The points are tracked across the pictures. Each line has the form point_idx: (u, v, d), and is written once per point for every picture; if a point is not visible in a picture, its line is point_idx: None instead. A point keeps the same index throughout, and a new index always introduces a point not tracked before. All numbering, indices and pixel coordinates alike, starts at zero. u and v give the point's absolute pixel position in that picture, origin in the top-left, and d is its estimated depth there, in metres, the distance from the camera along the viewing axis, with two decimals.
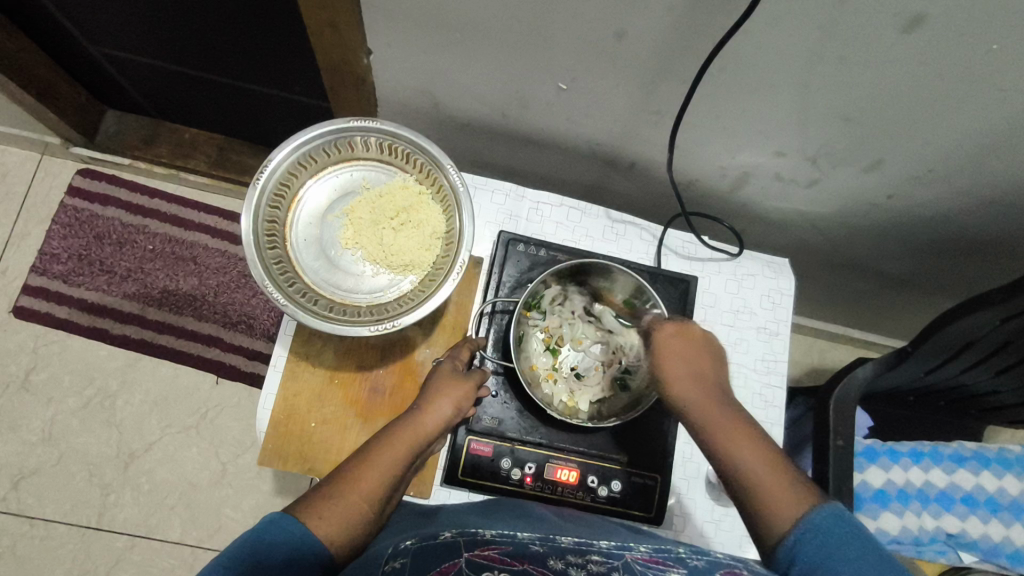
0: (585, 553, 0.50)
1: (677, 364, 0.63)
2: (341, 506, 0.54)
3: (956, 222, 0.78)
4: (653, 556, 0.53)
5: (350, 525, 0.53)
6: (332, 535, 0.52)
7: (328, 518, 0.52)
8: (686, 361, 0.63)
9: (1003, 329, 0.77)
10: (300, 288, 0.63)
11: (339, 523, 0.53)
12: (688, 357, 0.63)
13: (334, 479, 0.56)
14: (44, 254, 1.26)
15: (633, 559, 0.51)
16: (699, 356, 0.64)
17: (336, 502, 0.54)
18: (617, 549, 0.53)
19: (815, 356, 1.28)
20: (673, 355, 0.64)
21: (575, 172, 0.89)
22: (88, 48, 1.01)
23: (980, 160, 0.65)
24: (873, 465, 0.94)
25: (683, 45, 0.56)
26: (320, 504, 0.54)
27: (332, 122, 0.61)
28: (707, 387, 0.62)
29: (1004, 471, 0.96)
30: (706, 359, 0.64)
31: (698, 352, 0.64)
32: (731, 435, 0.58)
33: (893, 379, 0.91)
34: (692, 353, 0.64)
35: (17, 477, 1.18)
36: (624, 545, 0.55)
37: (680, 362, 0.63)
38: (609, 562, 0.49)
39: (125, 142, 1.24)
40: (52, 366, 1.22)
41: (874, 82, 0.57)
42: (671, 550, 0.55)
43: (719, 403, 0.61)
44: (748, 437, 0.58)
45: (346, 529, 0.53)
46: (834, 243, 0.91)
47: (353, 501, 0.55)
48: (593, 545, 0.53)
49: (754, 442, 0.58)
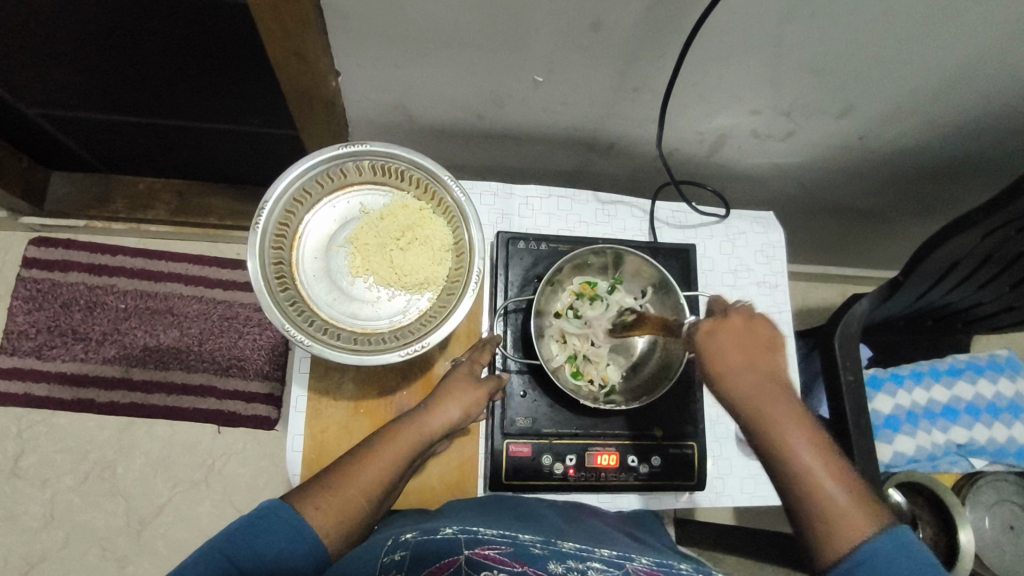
0: (586, 559, 0.52)
1: (734, 356, 0.56)
2: (340, 498, 0.54)
3: (921, 151, 0.81)
4: (655, 568, 0.53)
5: (347, 518, 0.53)
6: (329, 527, 0.52)
7: (327, 510, 0.53)
8: (742, 351, 0.56)
9: (984, 246, 0.81)
10: (319, 325, 0.60)
11: (337, 515, 0.53)
12: (744, 348, 0.56)
13: (335, 471, 0.56)
14: (10, 332, 1.20)
15: (635, 569, 0.52)
16: (765, 348, 0.56)
17: (336, 493, 0.54)
18: (618, 558, 0.54)
19: (801, 298, 1.32)
20: (728, 347, 0.56)
21: (554, 161, 0.89)
22: (24, 112, 0.95)
23: (943, 91, 0.68)
24: (880, 393, 1.00)
25: (662, 22, 0.57)
26: (319, 494, 0.54)
27: (322, 152, 0.57)
28: (767, 382, 0.55)
29: (998, 375, 1.03)
30: (765, 351, 0.56)
31: (757, 337, 0.57)
32: (789, 434, 0.53)
33: (890, 309, 0.94)
34: (751, 338, 0.57)
35: (26, 566, 1.13)
36: (626, 555, 0.55)
37: (738, 351, 0.56)
38: (610, 570, 0.51)
39: (77, 204, 1.19)
40: (41, 447, 1.17)
41: (838, 33, 0.59)
42: (673, 567, 0.56)
43: (777, 398, 0.54)
44: (812, 437, 0.53)
45: (346, 522, 0.53)
46: (810, 190, 0.94)
47: (353, 493, 0.55)
48: (595, 552, 0.54)
49: (814, 438, 0.53)
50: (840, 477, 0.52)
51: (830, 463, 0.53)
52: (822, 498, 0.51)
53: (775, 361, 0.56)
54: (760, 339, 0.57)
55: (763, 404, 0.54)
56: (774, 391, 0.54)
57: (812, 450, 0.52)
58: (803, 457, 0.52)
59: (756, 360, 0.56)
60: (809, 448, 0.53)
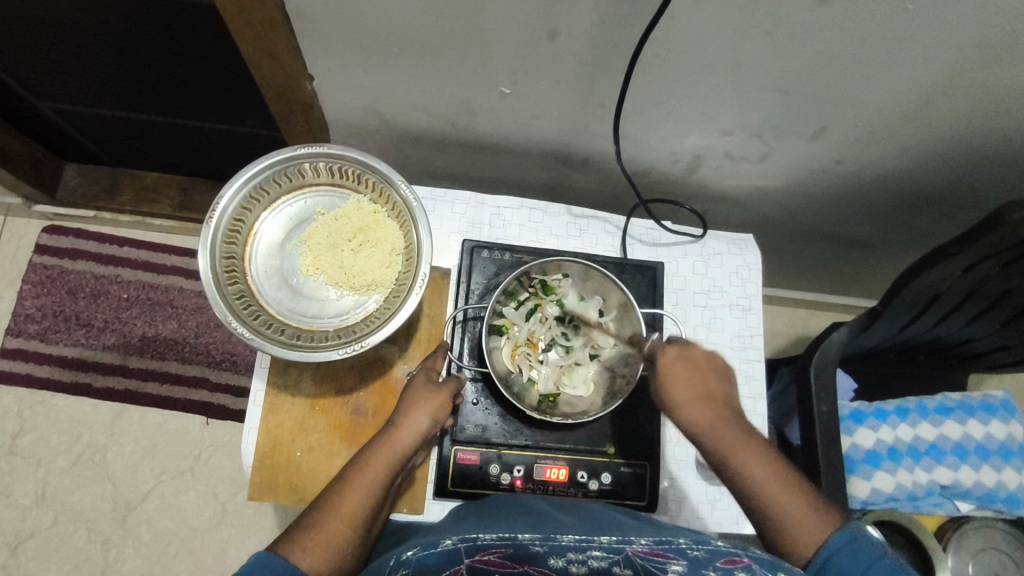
0: (586, 549, 0.50)
1: (691, 383, 0.65)
2: (322, 537, 0.55)
3: (904, 178, 0.79)
4: (655, 548, 0.52)
5: (333, 557, 0.54)
6: (320, 567, 0.53)
7: (313, 552, 0.54)
8: (696, 380, 0.65)
9: (967, 279, 0.79)
10: (265, 320, 0.61)
11: (322, 554, 0.54)
12: (699, 378, 0.65)
13: (316, 510, 0.57)
14: (18, 315, 1.25)
15: (633, 552, 0.50)
16: (713, 378, 0.66)
17: (318, 534, 0.55)
18: (617, 543, 0.52)
19: (797, 325, 1.30)
20: (685, 372, 0.65)
21: (533, 173, 0.89)
22: (37, 105, 1.00)
23: (918, 116, 0.67)
24: (862, 427, 0.96)
25: (617, 36, 0.58)
26: (303, 537, 0.55)
27: (276, 152, 0.59)
28: (720, 410, 0.64)
29: (990, 417, 0.98)
30: (714, 378, 0.66)
31: (707, 369, 0.66)
32: (743, 451, 0.61)
33: (871, 339, 0.92)
34: (704, 372, 0.66)
35: (15, 542, 1.17)
36: (625, 539, 0.54)
37: (691, 381, 0.65)
38: (610, 557, 0.49)
39: (87, 195, 1.24)
40: (38, 427, 1.21)
41: (797, 54, 0.58)
42: (672, 541, 0.53)
43: (729, 427, 0.63)
44: (758, 452, 0.62)
45: (332, 561, 0.54)
46: (794, 214, 0.93)
47: (335, 531, 0.56)
48: (593, 540, 0.52)
49: (762, 454, 0.61)
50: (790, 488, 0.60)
51: (778, 473, 0.61)
52: (780, 509, 0.59)
53: (723, 389, 0.66)
54: (709, 370, 0.66)
55: (717, 431, 0.62)
56: (725, 419, 0.63)
57: (761, 462, 0.61)
58: (758, 472, 0.60)
59: (710, 391, 0.65)
60: (756, 460, 0.61)
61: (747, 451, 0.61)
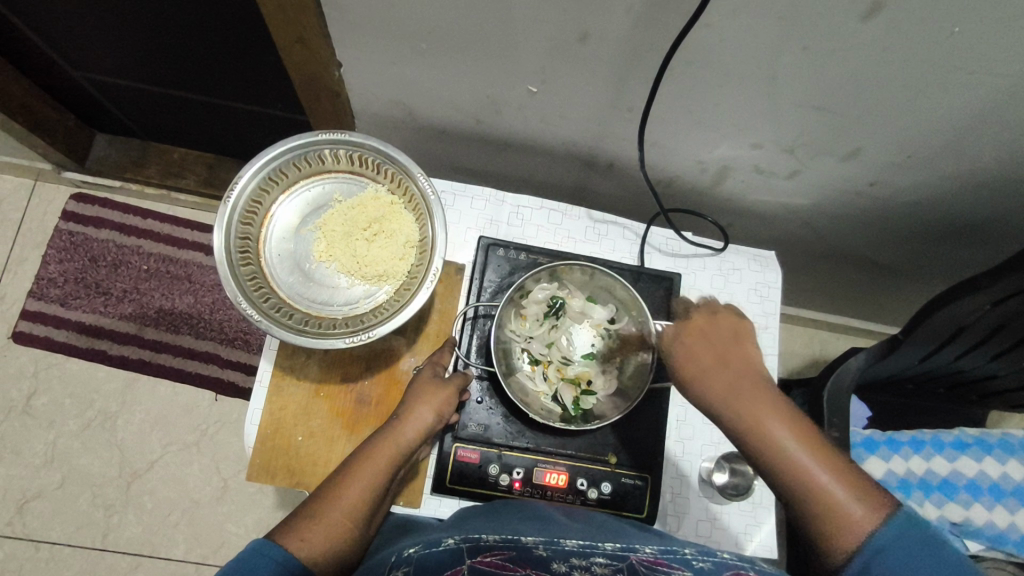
0: (590, 556, 0.50)
1: (704, 353, 0.60)
2: (322, 526, 0.55)
3: (937, 205, 0.77)
4: (660, 557, 0.51)
5: (332, 547, 0.54)
6: (315, 556, 0.53)
7: (311, 541, 0.53)
8: (706, 353, 0.60)
9: (994, 313, 0.76)
10: (274, 303, 0.61)
11: (321, 543, 0.54)
12: (707, 350, 0.60)
13: (317, 499, 0.57)
14: (41, 279, 1.28)
15: (638, 560, 0.49)
16: (729, 345, 0.60)
17: (318, 523, 0.55)
18: (623, 550, 0.52)
19: (814, 346, 1.27)
20: (699, 345, 0.60)
21: (556, 174, 0.88)
22: (72, 74, 1.02)
23: (956, 143, 0.64)
24: (873, 456, 0.94)
25: (650, 41, 0.56)
26: (303, 526, 0.54)
27: (298, 136, 0.59)
28: (735, 376, 0.58)
29: (1008, 457, 0.95)
30: (728, 347, 0.60)
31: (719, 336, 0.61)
32: (767, 420, 0.55)
33: (891, 367, 0.90)
34: (714, 339, 0.61)
35: (22, 501, 1.19)
36: (630, 547, 0.53)
37: (705, 351, 0.60)
38: (614, 564, 0.49)
39: (115, 166, 1.26)
40: (52, 390, 1.24)
41: (835, 71, 0.57)
42: (678, 550, 0.53)
43: (750, 392, 0.56)
44: (785, 418, 0.55)
45: (331, 550, 0.54)
46: (819, 233, 0.91)
47: (335, 521, 0.56)
48: (598, 547, 0.52)
49: (791, 421, 0.55)
50: (828, 463, 0.53)
51: (810, 444, 0.54)
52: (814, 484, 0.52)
53: (740, 359, 0.59)
54: (721, 339, 0.61)
55: (735, 398, 0.56)
56: (747, 381, 0.57)
57: (786, 427, 0.54)
58: (786, 441, 0.54)
59: (724, 360, 0.59)
60: (784, 422, 0.54)
61: (773, 418, 0.55)
